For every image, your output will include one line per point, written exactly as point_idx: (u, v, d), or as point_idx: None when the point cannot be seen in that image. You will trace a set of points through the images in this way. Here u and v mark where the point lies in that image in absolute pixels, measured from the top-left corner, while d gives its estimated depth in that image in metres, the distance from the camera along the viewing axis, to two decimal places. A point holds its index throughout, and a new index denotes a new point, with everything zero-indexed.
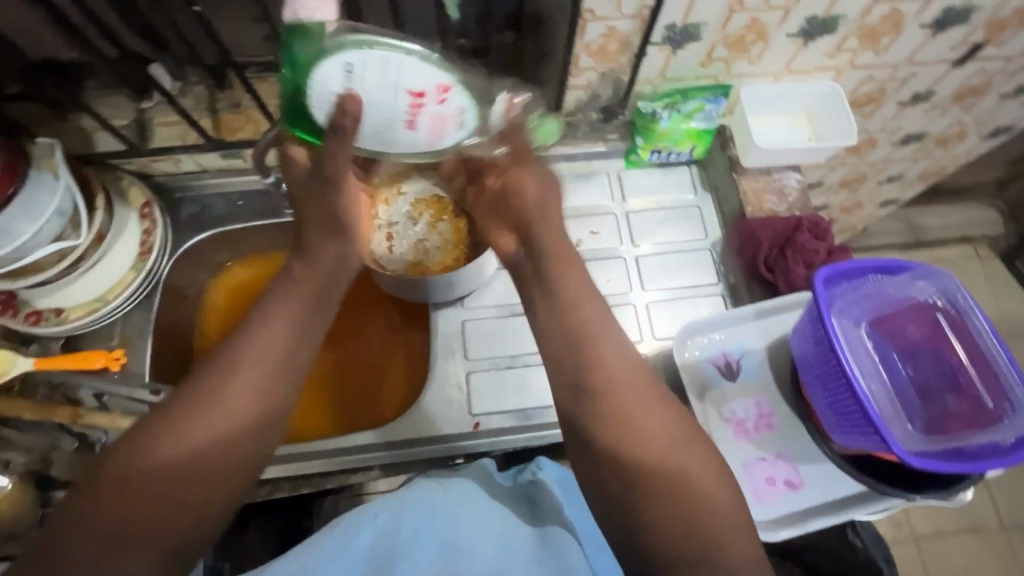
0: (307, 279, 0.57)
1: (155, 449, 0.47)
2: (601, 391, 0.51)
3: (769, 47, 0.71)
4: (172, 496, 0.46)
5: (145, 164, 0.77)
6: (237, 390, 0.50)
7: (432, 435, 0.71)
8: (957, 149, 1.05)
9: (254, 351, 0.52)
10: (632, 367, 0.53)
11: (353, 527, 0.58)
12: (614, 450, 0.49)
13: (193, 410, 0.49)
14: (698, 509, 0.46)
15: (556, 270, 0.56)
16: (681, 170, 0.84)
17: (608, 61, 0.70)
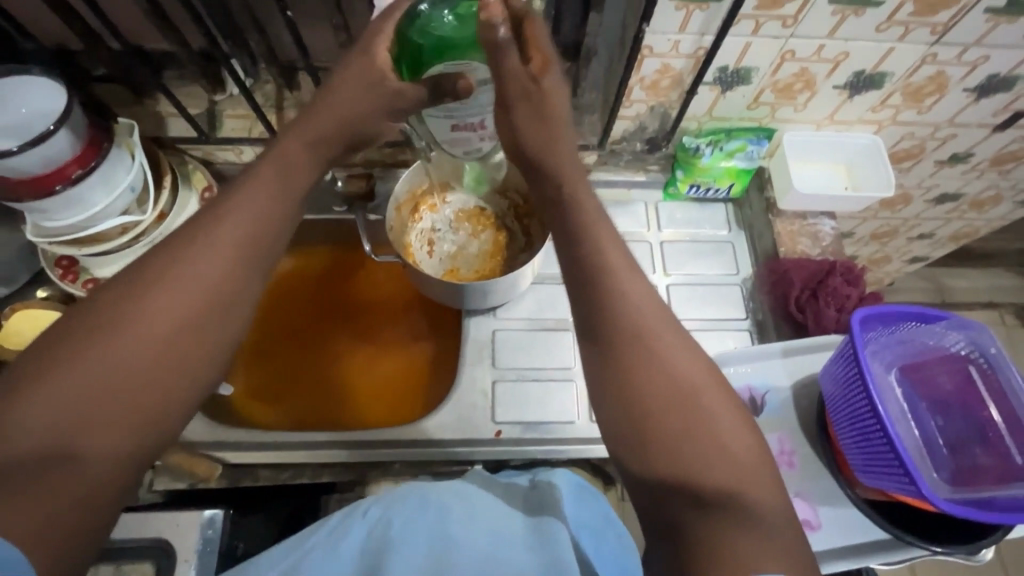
0: (294, 156, 0.50)
1: (103, 335, 0.40)
2: (626, 346, 0.46)
3: (816, 95, 0.73)
4: (126, 390, 0.39)
5: (210, 152, 0.82)
6: (204, 271, 0.43)
7: (454, 438, 0.72)
8: (991, 213, 1.06)
9: (224, 226, 0.45)
10: (660, 317, 0.48)
11: (344, 528, 0.57)
12: (638, 409, 0.45)
13: (150, 292, 0.41)
14: (723, 474, 0.42)
15: (582, 237, 0.51)
16: (717, 206, 0.86)
17: (658, 95, 0.74)
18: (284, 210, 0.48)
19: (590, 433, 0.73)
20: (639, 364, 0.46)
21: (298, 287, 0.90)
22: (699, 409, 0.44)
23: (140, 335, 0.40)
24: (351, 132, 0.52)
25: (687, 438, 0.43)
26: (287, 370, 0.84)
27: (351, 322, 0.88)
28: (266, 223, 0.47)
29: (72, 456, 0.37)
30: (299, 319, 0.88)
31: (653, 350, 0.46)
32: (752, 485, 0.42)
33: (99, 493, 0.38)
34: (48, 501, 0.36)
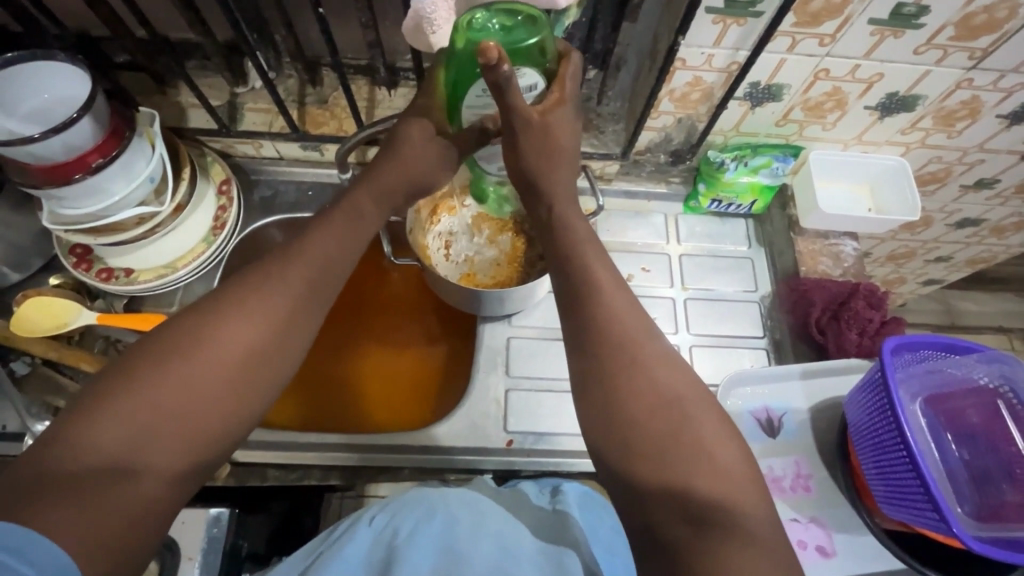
0: (362, 211, 0.55)
1: (176, 363, 0.44)
2: (611, 355, 0.49)
3: (846, 115, 0.72)
4: (188, 416, 0.43)
5: (230, 145, 0.81)
6: (268, 311, 0.48)
7: (464, 447, 0.71)
8: (1012, 240, 1.05)
9: (291, 270, 0.50)
10: (647, 334, 0.50)
11: (350, 535, 0.55)
12: (627, 417, 0.46)
13: (220, 326, 0.46)
14: (716, 496, 0.43)
15: (588, 265, 0.53)
16: (738, 221, 0.85)
17: (687, 107, 0.73)
18: (346, 259, 0.53)
19: None
20: (628, 376, 0.48)
21: None
22: (692, 425, 0.45)
23: (207, 365, 0.44)
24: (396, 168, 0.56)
25: (671, 445, 0.44)
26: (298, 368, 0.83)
27: (363, 323, 0.87)
28: (327, 269, 0.51)
29: (130, 472, 0.40)
30: None
31: (637, 360, 0.48)
32: (740, 501, 0.43)
33: (148, 511, 0.40)
34: (110, 509, 0.38)
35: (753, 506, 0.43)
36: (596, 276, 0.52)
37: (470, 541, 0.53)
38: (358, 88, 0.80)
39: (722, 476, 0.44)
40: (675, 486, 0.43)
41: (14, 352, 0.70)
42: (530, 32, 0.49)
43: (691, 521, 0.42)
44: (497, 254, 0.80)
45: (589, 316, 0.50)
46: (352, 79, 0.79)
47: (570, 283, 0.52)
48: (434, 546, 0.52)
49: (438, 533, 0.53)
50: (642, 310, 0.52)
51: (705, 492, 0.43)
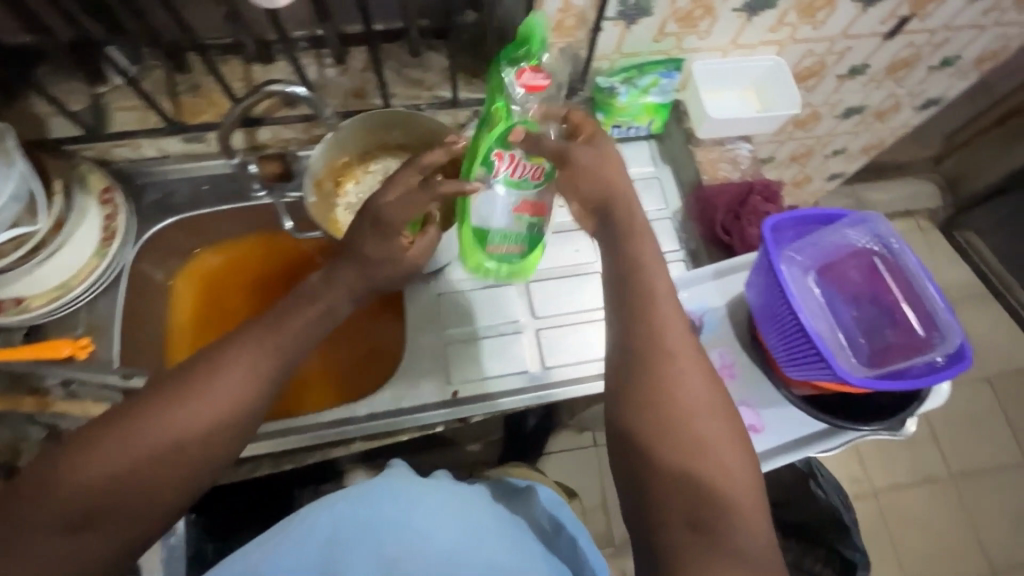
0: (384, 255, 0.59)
1: (159, 415, 0.48)
2: (646, 359, 0.51)
3: (716, 20, 0.74)
4: (170, 463, 0.48)
5: (106, 150, 0.76)
6: (247, 369, 0.51)
7: (415, 405, 0.72)
8: (895, 122, 1.12)
9: (274, 335, 0.54)
10: (676, 309, 0.54)
11: (311, 518, 0.54)
12: (655, 415, 0.49)
13: (209, 377, 0.50)
14: (719, 438, 0.48)
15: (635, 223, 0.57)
16: (641, 144, 0.89)
17: (565, 36, 0.72)
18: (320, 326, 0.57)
19: (546, 378, 0.75)
20: (658, 381, 0.50)
21: (231, 284, 0.85)
22: (710, 424, 0.49)
23: (189, 418, 0.48)
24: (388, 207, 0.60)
25: (704, 449, 0.48)
26: None
27: None
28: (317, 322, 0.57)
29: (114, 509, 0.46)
30: (234, 313, 0.84)
31: (662, 324, 0.53)
32: (727, 462, 0.47)
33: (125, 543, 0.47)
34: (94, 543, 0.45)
35: (735, 461, 0.48)
36: (648, 280, 0.55)
37: (424, 515, 0.54)
38: (230, 69, 0.77)
39: (736, 470, 0.48)
40: (684, 483, 0.47)
41: None
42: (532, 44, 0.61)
43: (692, 522, 0.45)
44: None
45: (627, 316, 0.54)
46: (220, 60, 0.76)
47: (617, 285, 0.56)
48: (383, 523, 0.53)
49: (393, 508, 0.54)
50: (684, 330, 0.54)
51: (705, 504, 0.46)
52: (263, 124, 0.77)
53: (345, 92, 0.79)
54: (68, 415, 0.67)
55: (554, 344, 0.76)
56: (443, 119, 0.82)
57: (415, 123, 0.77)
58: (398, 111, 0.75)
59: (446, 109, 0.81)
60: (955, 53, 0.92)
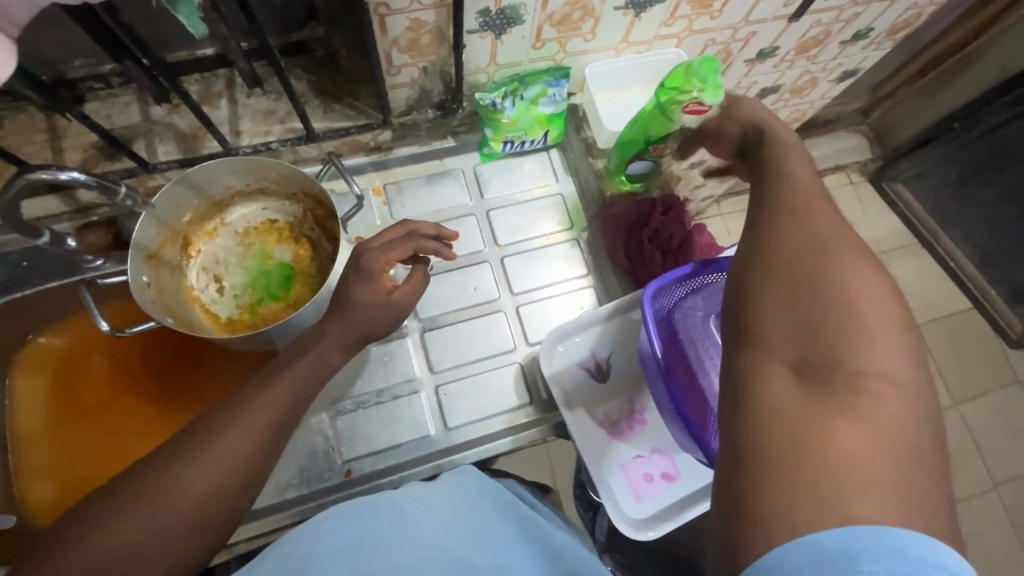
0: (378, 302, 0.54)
1: (155, 479, 0.42)
2: (796, 244, 0.39)
3: (600, 21, 0.65)
4: (170, 527, 0.42)
5: None
6: (251, 426, 0.46)
7: (305, 492, 0.65)
8: (814, 95, 1.06)
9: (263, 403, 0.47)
10: (840, 235, 0.40)
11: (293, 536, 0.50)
12: (784, 293, 0.37)
13: (203, 457, 0.43)
14: (884, 395, 0.32)
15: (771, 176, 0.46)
16: (540, 155, 0.80)
17: (424, 54, 0.61)
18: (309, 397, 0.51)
19: (447, 442, 0.68)
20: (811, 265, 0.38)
21: (86, 364, 0.74)
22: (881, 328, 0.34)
23: (193, 478, 0.42)
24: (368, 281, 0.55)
25: (855, 365, 0.33)
26: (94, 465, 0.70)
27: (161, 392, 0.73)
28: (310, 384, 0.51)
29: None
30: (92, 402, 0.73)
31: (819, 253, 0.38)
32: (885, 437, 0.31)
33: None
34: None
35: (900, 471, 0.30)
36: (791, 188, 0.44)
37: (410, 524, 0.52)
38: (27, 120, 0.63)
39: (902, 391, 0.33)
40: (815, 328, 0.35)
41: None
42: (674, 87, 0.60)
43: (798, 365, 0.34)
44: (284, 272, 0.70)
45: (776, 206, 0.43)
46: (11, 110, 0.63)
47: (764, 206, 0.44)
48: (371, 531, 0.50)
49: (385, 518, 0.52)
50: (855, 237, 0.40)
51: (832, 336, 0.34)
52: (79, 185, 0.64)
53: (178, 135, 0.66)
54: None
55: (456, 401, 0.70)
56: (306, 152, 0.72)
57: (271, 170, 0.66)
58: (244, 158, 0.64)
59: (304, 144, 0.69)
60: (868, 26, 0.85)
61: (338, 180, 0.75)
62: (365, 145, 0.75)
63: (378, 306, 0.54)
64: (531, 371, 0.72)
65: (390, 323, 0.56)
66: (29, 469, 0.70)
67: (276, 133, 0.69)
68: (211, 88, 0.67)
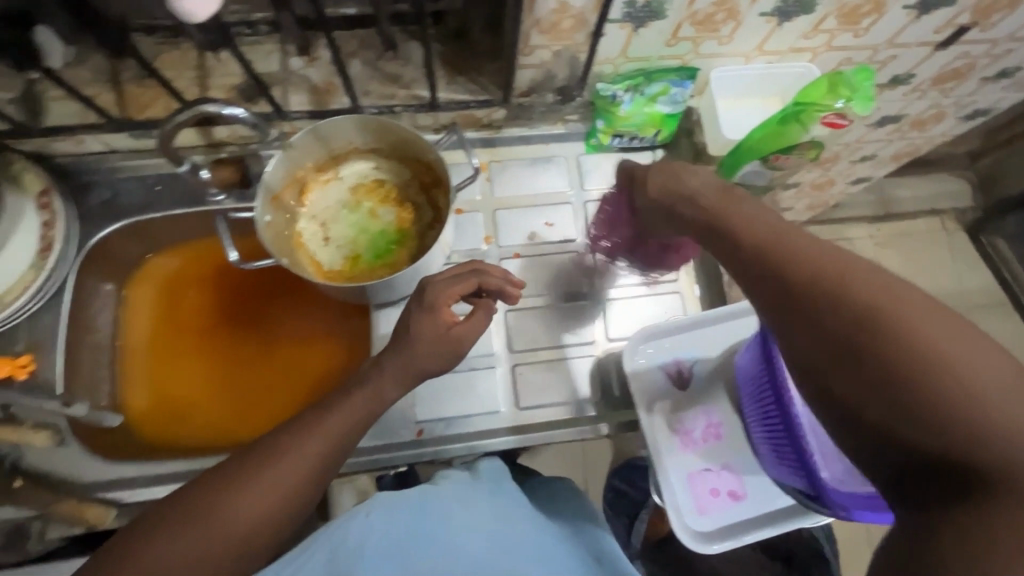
0: (444, 333, 0.54)
1: (225, 489, 0.46)
2: (811, 295, 0.36)
3: (741, 25, 0.63)
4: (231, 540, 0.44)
5: (43, 145, 0.68)
6: (320, 438, 0.49)
7: (377, 444, 0.68)
8: (934, 131, 1.00)
9: (332, 417, 0.50)
10: (835, 260, 0.37)
11: (342, 529, 0.50)
12: (836, 358, 0.35)
13: (267, 476, 0.46)
14: (997, 417, 0.31)
15: (728, 210, 0.45)
16: (645, 153, 0.80)
17: (561, 38, 0.62)
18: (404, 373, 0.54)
19: (517, 420, 0.70)
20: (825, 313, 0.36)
21: (191, 288, 0.79)
22: (936, 328, 0.33)
23: (257, 491, 0.46)
24: (434, 313, 0.55)
25: (935, 395, 0.32)
26: (190, 384, 0.76)
27: (255, 326, 0.78)
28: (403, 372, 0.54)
29: None
30: (192, 324, 0.78)
31: (838, 290, 0.36)
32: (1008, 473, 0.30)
33: None
34: None
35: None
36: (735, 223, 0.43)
37: (454, 537, 0.51)
38: (180, 55, 0.68)
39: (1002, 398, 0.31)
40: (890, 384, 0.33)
41: None
42: (822, 94, 0.60)
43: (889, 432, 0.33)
44: (385, 231, 0.73)
45: (750, 253, 0.41)
46: (169, 44, 0.68)
47: (746, 256, 0.41)
48: (414, 537, 0.50)
49: (434, 523, 0.52)
50: (828, 249, 0.38)
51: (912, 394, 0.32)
52: (219, 122, 0.68)
53: (311, 87, 0.69)
54: (8, 443, 0.62)
55: (530, 382, 0.71)
56: (423, 120, 0.74)
57: (391, 132, 0.68)
58: (368, 116, 0.67)
59: (423, 112, 0.71)
60: (1017, 64, 0.80)
61: (449, 151, 0.77)
62: (478, 121, 0.76)
63: (437, 341, 0.54)
64: (606, 365, 0.72)
65: (447, 360, 0.55)
66: (131, 380, 0.75)
67: (400, 98, 0.71)
68: (348, 47, 0.70)
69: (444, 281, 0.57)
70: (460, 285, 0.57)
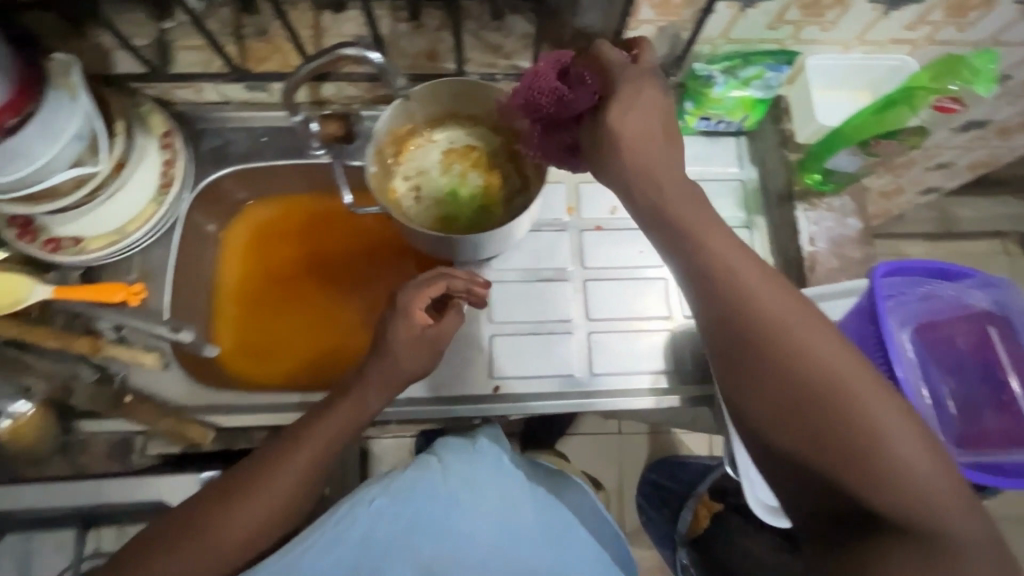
0: (416, 330, 0.59)
1: (241, 486, 0.55)
2: (763, 346, 0.41)
3: (847, 11, 0.65)
4: (245, 531, 0.53)
5: (168, 91, 0.73)
6: (318, 438, 0.56)
7: (453, 395, 0.71)
8: (1017, 141, 0.99)
9: (330, 421, 0.57)
10: (791, 314, 0.41)
11: (350, 518, 0.54)
12: (792, 414, 0.39)
13: (275, 475, 0.55)
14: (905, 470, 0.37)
15: (698, 226, 0.45)
16: (728, 139, 0.81)
17: (670, 14, 0.65)
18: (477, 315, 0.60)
19: (590, 385, 0.72)
20: (771, 370, 0.40)
21: (282, 237, 0.83)
22: (868, 393, 0.38)
23: (265, 491, 0.54)
24: (412, 319, 0.60)
25: (862, 453, 0.37)
26: (275, 327, 0.80)
27: (339, 278, 0.82)
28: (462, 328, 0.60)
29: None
30: (280, 272, 0.82)
31: (788, 347, 0.40)
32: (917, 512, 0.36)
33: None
34: None
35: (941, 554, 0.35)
36: (703, 239, 0.44)
37: (468, 520, 0.56)
38: None
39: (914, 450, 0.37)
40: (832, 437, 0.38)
41: None
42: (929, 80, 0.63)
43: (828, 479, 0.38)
44: (473, 194, 0.75)
45: (706, 279, 0.43)
46: None
47: (702, 291, 0.43)
48: (426, 524, 0.55)
49: (439, 508, 0.56)
50: (784, 303, 0.41)
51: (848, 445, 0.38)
52: (329, 80, 0.72)
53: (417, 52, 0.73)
54: (120, 360, 0.67)
55: (604, 349, 0.73)
56: None
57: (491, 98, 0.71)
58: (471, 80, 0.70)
59: None
60: None
61: None
62: None
63: (413, 342, 0.59)
64: (682, 340, 0.73)
65: (426, 359, 0.60)
66: (222, 318, 0.79)
67: (501, 67, 0.74)
68: None
69: (424, 286, 0.61)
70: (428, 292, 0.61)
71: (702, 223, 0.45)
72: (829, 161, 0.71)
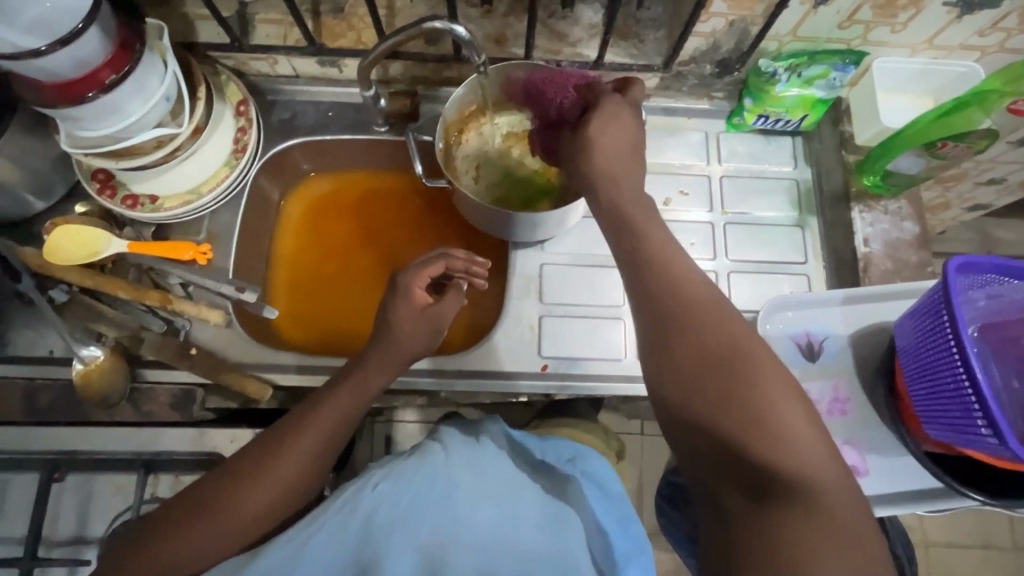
0: (415, 304, 0.61)
1: (253, 466, 0.53)
2: (683, 327, 0.46)
3: (920, 13, 0.65)
4: (252, 513, 0.52)
5: (244, 62, 0.76)
6: (326, 420, 0.56)
7: (502, 371, 0.72)
8: None
9: (335, 401, 0.57)
10: (709, 306, 0.47)
11: (352, 503, 0.49)
12: (709, 389, 0.43)
13: (284, 455, 0.54)
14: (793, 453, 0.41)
15: (642, 229, 0.51)
16: (785, 138, 0.81)
17: (743, 7, 0.66)
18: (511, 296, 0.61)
19: (636, 370, 0.72)
20: (689, 346, 0.45)
21: (338, 211, 0.86)
22: (777, 389, 0.43)
23: (276, 470, 0.53)
24: (412, 296, 0.61)
25: (758, 429, 0.41)
26: (328, 296, 0.82)
27: (390, 252, 0.84)
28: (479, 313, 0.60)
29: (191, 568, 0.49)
30: (334, 243, 0.85)
31: (700, 328, 0.46)
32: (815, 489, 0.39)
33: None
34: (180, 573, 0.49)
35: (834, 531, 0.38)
36: (648, 234, 0.51)
37: (477, 513, 0.49)
38: None
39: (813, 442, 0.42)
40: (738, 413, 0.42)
41: (52, 279, 0.69)
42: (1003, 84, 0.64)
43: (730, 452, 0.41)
44: (530, 176, 0.77)
45: (641, 265, 0.49)
46: None
47: (637, 280, 0.49)
48: (432, 510, 0.48)
49: (443, 494, 0.49)
50: (709, 297, 0.48)
51: (748, 420, 0.42)
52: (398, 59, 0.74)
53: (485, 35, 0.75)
54: (185, 315, 0.70)
55: None
56: None
57: None
58: None
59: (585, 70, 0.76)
60: None
61: None
62: None
63: (413, 318, 0.60)
64: None
65: (427, 335, 0.61)
66: (278, 284, 0.82)
67: (565, 55, 0.76)
68: None
69: (427, 263, 0.62)
70: (424, 272, 0.62)
71: (655, 226, 0.52)
72: (891, 164, 0.71)
